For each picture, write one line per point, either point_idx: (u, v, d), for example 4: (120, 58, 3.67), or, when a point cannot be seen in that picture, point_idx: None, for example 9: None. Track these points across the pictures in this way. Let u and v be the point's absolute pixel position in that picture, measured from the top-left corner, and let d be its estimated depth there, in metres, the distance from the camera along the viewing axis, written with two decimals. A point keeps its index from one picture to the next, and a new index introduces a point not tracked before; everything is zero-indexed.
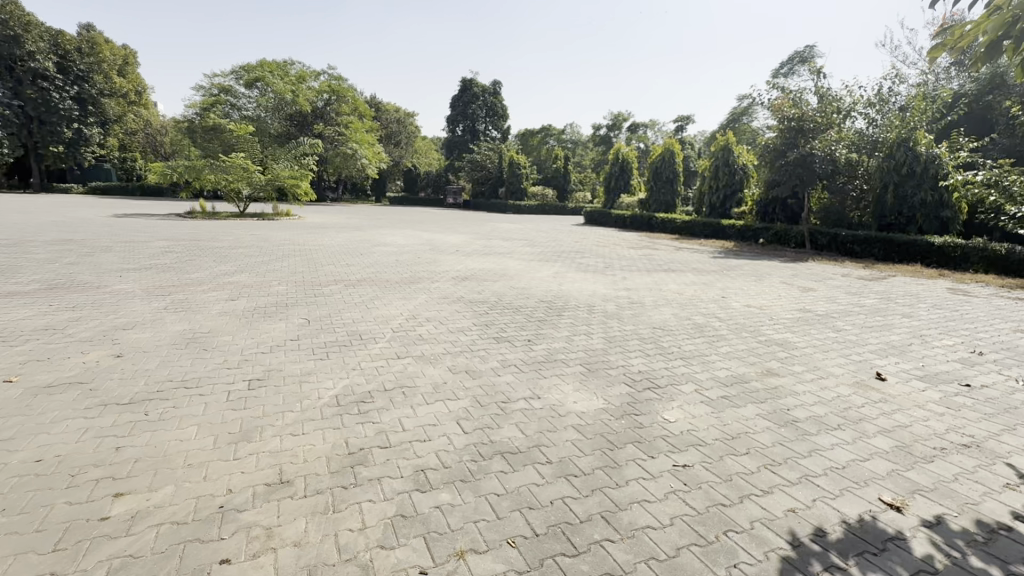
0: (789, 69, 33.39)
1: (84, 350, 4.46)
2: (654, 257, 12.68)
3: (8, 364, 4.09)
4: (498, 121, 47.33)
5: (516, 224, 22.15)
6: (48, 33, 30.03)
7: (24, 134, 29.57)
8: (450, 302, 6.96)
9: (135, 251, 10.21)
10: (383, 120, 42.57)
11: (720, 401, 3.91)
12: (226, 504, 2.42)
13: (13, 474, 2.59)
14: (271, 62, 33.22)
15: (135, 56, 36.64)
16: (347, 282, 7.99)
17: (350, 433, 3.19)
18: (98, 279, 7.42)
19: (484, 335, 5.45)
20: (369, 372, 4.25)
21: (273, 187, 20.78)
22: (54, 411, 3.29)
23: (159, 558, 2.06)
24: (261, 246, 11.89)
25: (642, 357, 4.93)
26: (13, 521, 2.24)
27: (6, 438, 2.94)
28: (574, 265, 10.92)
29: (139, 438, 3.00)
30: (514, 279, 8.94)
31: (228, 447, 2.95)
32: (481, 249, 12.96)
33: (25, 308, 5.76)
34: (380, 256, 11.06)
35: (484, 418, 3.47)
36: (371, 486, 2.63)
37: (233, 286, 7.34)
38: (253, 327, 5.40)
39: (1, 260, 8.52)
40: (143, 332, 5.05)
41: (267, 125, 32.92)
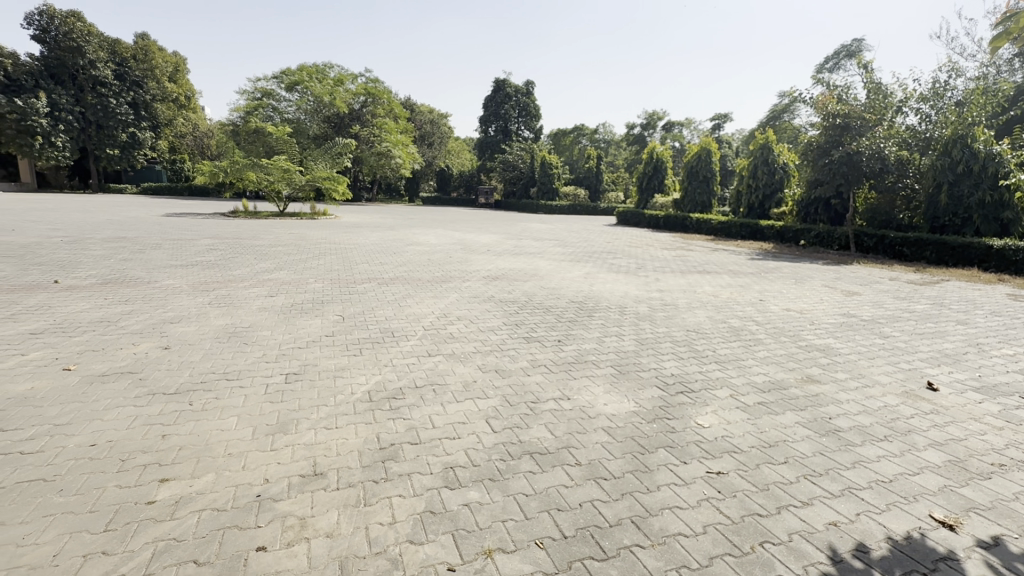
0: (835, 64, 32.06)
1: (135, 341, 4.70)
2: (688, 259, 12.42)
3: (67, 353, 4.36)
4: (531, 120, 47.33)
5: (547, 225, 22.06)
6: (107, 43, 31.90)
7: (85, 137, 31.50)
8: (481, 301, 6.99)
9: (183, 248, 10.70)
10: (417, 121, 43.26)
11: (757, 407, 3.79)
12: (263, 494, 2.50)
13: (70, 457, 2.75)
14: (311, 66, 34.23)
15: (185, 63, 38.51)
16: (380, 280, 8.14)
17: (382, 428, 3.24)
18: (149, 274, 7.82)
19: (514, 335, 5.44)
20: (401, 368, 4.31)
21: (311, 187, 21.46)
22: (107, 399, 3.48)
23: (199, 542, 2.14)
24: (299, 244, 12.26)
25: (675, 360, 4.82)
26: (69, 500, 2.38)
27: (64, 423, 3.13)
28: (605, 266, 10.77)
29: (183, 427, 3.14)
30: (545, 279, 8.90)
31: (266, 438, 3.05)
32: (512, 249, 12.96)
33: (83, 301, 6.12)
34: (412, 255, 11.22)
35: (513, 417, 3.47)
36: (401, 481, 2.66)
37: (273, 283, 7.60)
38: (291, 323, 5.57)
39: (62, 256, 9.10)
40: (189, 325, 5.29)
41: (306, 127, 34.01)
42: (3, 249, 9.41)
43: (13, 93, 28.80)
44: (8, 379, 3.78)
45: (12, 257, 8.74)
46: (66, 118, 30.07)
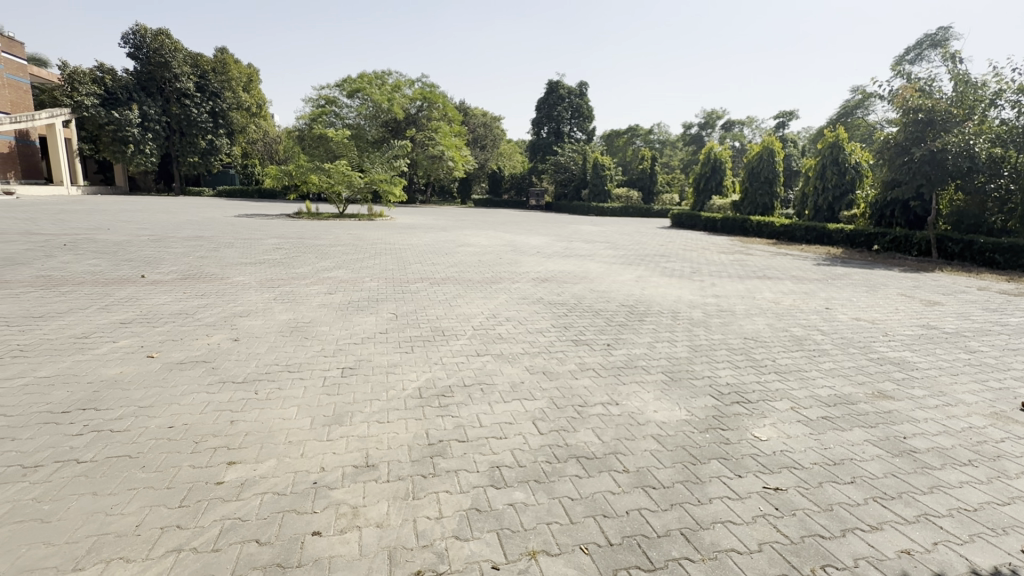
0: (917, 55, 29.69)
1: (209, 333, 5.08)
2: (747, 263, 11.89)
3: (151, 341, 4.76)
4: (584, 121, 47.02)
5: (598, 228, 21.81)
6: (190, 57, 34.57)
7: (170, 144, 34.32)
8: (530, 303, 7.01)
9: (252, 247, 11.42)
10: (470, 124, 43.98)
11: (820, 421, 3.56)
12: (319, 481, 2.62)
13: (152, 436, 3.01)
14: (371, 74, 35.61)
15: (258, 74, 41.22)
16: (432, 280, 8.34)
17: (431, 424, 3.32)
18: (222, 271, 8.40)
19: (561, 337, 5.41)
20: (450, 367, 4.40)
21: (370, 189, 22.34)
22: (184, 385, 3.78)
23: (260, 523, 2.27)
24: (357, 244, 12.78)
25: (731, 369, 4.61)
26: (150, 476, 2.60)
27: (148, 405, 3.44)
28: (658, 269, 10.49)
29: (249, 414, 3.36)
30: (595, 282, 8.80)
31: (323, 428, 3.21)
32: (562, 252, 12.88)
33: (165, 294, 6.68)
34: (463, 256, 11.42)
35: (560, 420, 3.45)
36: (448, 477, 2.72)
37: (332, 281, 7.95)
38: (348, 320, 5.81)
39: (149, 253, 9.95)
40: (256, 319, 5.65)
41: (365, 132, 35.43)
42: (100, 246, 10.41)
43: (110, 105, 31.67)
44: (103, 363, 4.18)
45: (106, 253, 9.66)
46: (154, 128, 32.85)
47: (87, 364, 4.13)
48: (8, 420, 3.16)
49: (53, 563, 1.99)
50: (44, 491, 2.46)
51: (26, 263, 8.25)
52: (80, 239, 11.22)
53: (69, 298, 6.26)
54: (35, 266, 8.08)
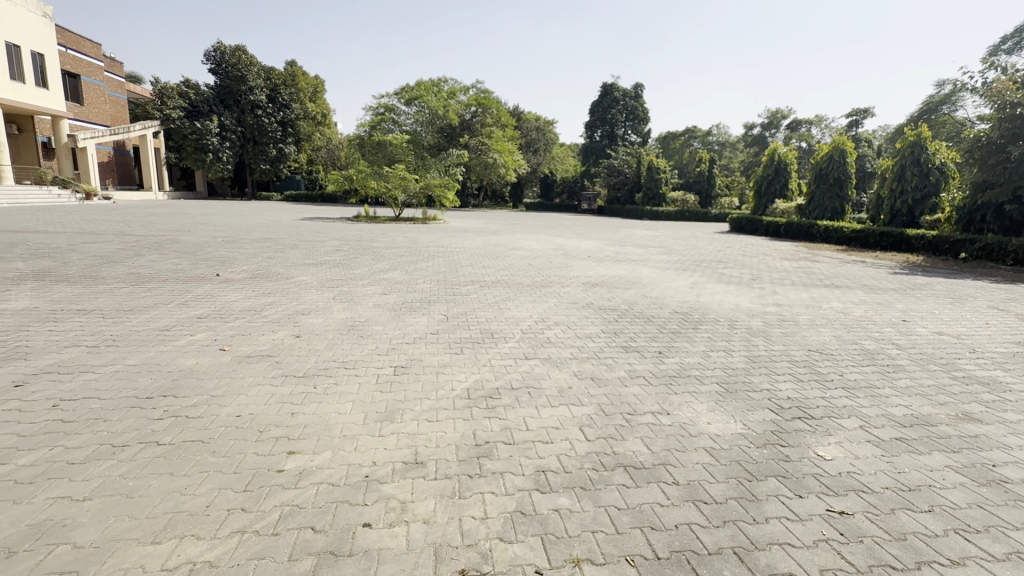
0: (1015, 44, 27.02)
1: (274, 329, 5.40)
2: (813, 271, 11.20)
3: (223, 336, 5.12)
4: (639, 124, 46.21)
5: (652, 232, 21.27)
6: (264, 70, 36.99)
7: (244, 152, 36.85)
8: (580, 307, 6.94)
9: (315, 249, 12.02)
10: (523, 128, 43.14)
11: (894, 443, 3.30)
12: (370, 475, 2.72)
13: (222, 424, 3.24)
14: (428, 82, 36.56)
15: (323, 85, 43.50)
16: (482, 283, 8.45)
17: (478, 425, 3.36)
18: (287, 271, 8.89)
19: (611, 343, 5.32)
20: (499, 369, 4.44)
21: (425, 193, 22.93)
22: (250, 377, 4.03)
23: (316, 511, 2.39)
24: (411, 246, 13.19)
25: (793, 382, 4.37)
26: (220, 461, 2.80)
27: (219, 394, 3.70)
28: (715, 276, 10.10)
29: (309, 407, 3.54)
30: (647, 287, 8.59)
31: (375, 424, 3.33)
32: (613, 256, 12.67)
33: (237, 292, 7.16)
34: (513, 259, 11.49)
35: (608, 428, 3.38)
36: (494, 479, 2.73)
37: (387, 283, 8.23)
38: (401, 320, 5.99)
39: (224, 253, 10.70)
40: (316, 317, 5.95)
41: (421, 138, 36.54)
42: (182, 246, 11.32)
43: (193, 117, 34.39)
44: (182, 354, 4.54)
45: (187, 253, 10.49)
46: (231, 137, 35.42)
47: (169, 355, 4.51)
48: (102, 402, 3.51)
49: (134, 534, 2.18)
50: (129, 468, 2.70)
51: (120, 261, 9.10)
52: (165, 240, 12.24)
53: (155, 293, 6.85)
54: (127, 264, 8.89)
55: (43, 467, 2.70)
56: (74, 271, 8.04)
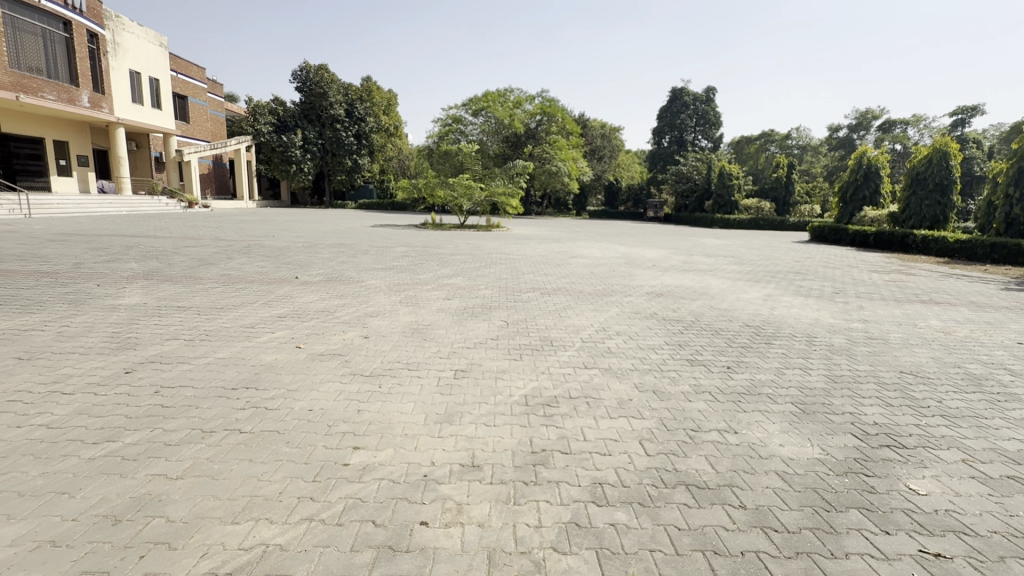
0: None
1: (345, 329, 5.72)
2: (907, 285, 10.19)
3: (300, 334, 5.48)
4: (709, 128, 44.58)
5: (722, 241, 20.31)
6: (343, 87, 39.46)
7: (323, 163, 39.42)
8: (643, 317, 6.75)
9: (384, 254, 12.59)
10: (588, 136, 42.72)
11: (1004, 482, 2.91)
12: (429, 475, 2.79)
13: (295, 417, 3.46)
14: (495, 92, 37.38)
15: (396, 98, 45.63)
16: (544, 291, 8.45)
17: (535, 433, 3.36)
18: (358, 275, 9.37)
19: (675, 356, 5.13)
20: (557, 377, 4.41)
21: (489, 201, 23.37)
22: (322, 374, 4.29)
23: (377, 505, 2.49)
24: (475, 253, 13.46)
25: (880, 407, 3.98)
26: (291, 452, 2.99)
27: (294, 388, 3.97)
28: (791, 288, 9.46)
29: (373, 405, 3.70)
30: (715, 299, 8.21)
31: (434, 425, 3.41)
32: (681, 266, 12.21)
33: (314, 294, 7.64)
34: (575, 267, 11.41)
35: (669, 443, 3.26)
36: (549, 487, 2.71)
37: (450, 288, 8.45)
38: (462, 325, 6.12)
39: (303, 257, 11.48)
40: (384, 320, 6.23)
41: (488, 147, 37.39)
42: (267, 250, 12.28)
43: (281, 131, 37.21)
44: (263, 350, 4.90)
45: (271, 257, 11.34)
46: (313, 149, 38.04)
47: (252, 350, 4.89)
48: (195, 390, 3.87)
49: (217, 513, 2.38)
50: (215, 452, 2.95)
51: (215, 263, 10.01)
52: (253, 245, 13.33)
53: (242, 293, 7.47)
54: (221, 266, 9.76)
55: (144, 446, 3.01)
56: (176, 272, 8.95)
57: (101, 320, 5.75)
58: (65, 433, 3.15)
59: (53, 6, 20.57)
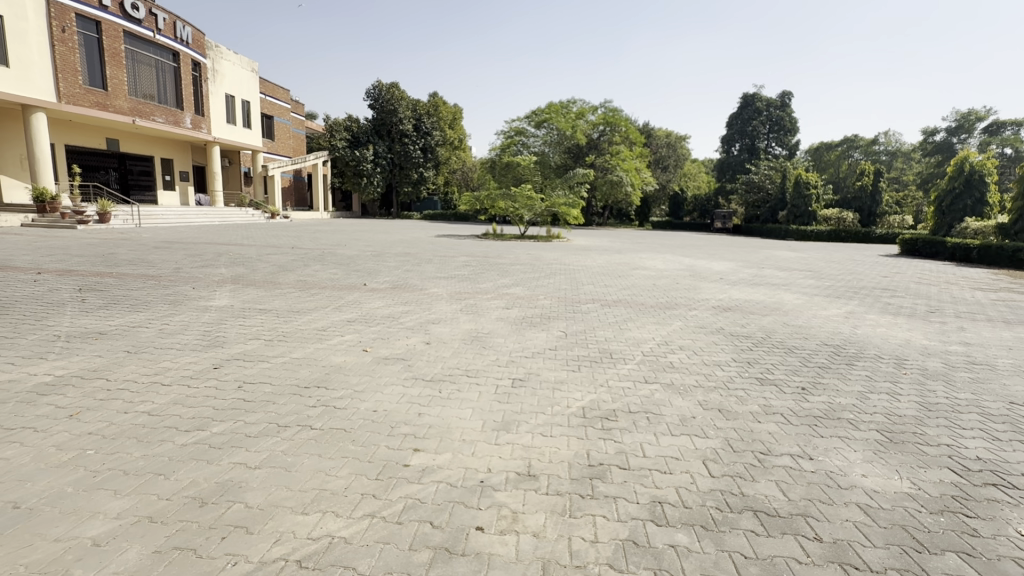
0: None
1: (408, 335, 5.94)
2: (1019, 304, 9.07)
3: (367, 338, 5.75)
4: (784, 135, 42.30)
5: (797, 254, 19.07)
6: (412, 104, 41.28)
7: (392, 176, 41.29)
8: (709, 332, 6.47)
9: (447, 263, 12.95)
10: (652, 145, 41.87)
11: None
12: (485, 481, 2.82)
13: (360, 417, 3.63)
14: (557, 104, 37.56)
15: (461, 113, 47.04)
16: (604, 302, 8.33)
17: (593, 446, 3.30)
18: (422, 283, 9.69)
19: (743, 373, 4.86)
20: (616, 391, 4.31)
21: (550, 212, 23.42)
22: (386, 377, 4.48)
23: (435, 507, 2.55)
24: (534, 263, 13.52)
25: (985, 441, 3.54)
26: (356, 450, 3.13)
27: (360, 389, 4.17)
28: (877, 305, 8.71)
29: (433, 409, 3.80)
30: (789, 315, 7.73)
31: (491, 432, 3.45)
32: (750, 279, 11.59)
33: (380, 300, 8.01)
34: (637, 279, 11.16)
35: (736, 465, 3.09)
36: (606, 502, 2.66)
37: (510, 297, 8.53)
38: (522, 334, 6.17)
39: (371, 265, 12.07)
40: (445, 327, 6.41)
41: (549, 158, 37.57)
42: (339, 258, 13.01)
43: (354, 146, 39.44)
44: (333, 352, 5.20)
45: (342, 264, 12.01)
46: (382, 163, 39.95)
47: (324, 352, 5.20)
48: (274, 387, 4.18)
49: (289, 503, 2.54)
50: (289, 446, 3.16)
51: (292, 270, 10.75)
52: (326, 253, 14.18)
53: (316, 298, 7.96)
54: (298, 272, 10.46)
55: (228, 436, 3.28)
56: (259, 277, 9.70)
57: (195, 319, 6.34)
58: (163, 420, 3.49)
59: (165, 39, 23.18)
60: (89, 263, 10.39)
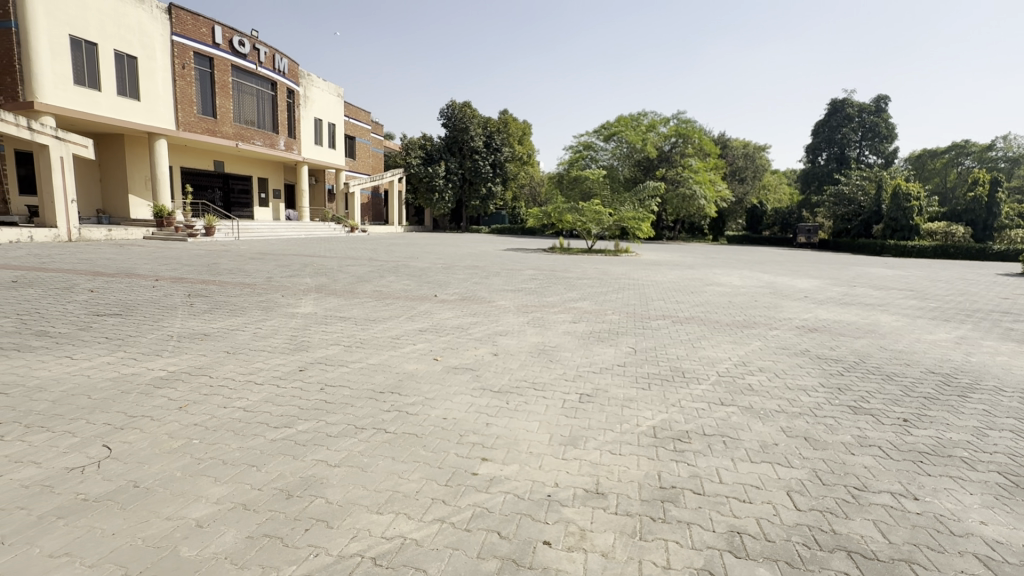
0: None
1: (476, 346, 6.07)
2: None
3: (437, 348, 5.94)
4: (880, 142, 38.95)
5: (896, 272, 17.29)
6: (483, 122, 42.61)
7: (462, 192, 42.61)
8: (792, 354, 6.05)
9: (514, 276, 13.09)
10: (728, 156, 40.09)
11: None
12: (552, 495, 2.80)
13: (430, 424, 3.74)
14: (627, 117, 37.16)
15: (529, 129, 47.81)
16: (675, 319, 8.04)
17: (665, 467, 3.18)
18: (490, 296, 9.87)
19: (833, 401, 4.46)
20: (689, 412, 4.12)
21: (618, 226, 23.08)
22: (454, 387, 4.58)
23: (502, 517, 2.56)
24: (602, 278, 13.32)
25: None
26: (427, 456, 3.22)
27: (431, 397, 4.30)
28: (995, 330, 7.71)
29: (501, 420, 3.85)
30: (886, 338, 7.04)
31: (559, 446, 3.42)
32: (840, 298, 10.71)
33: (450, 311, 8.24)
34: (711, 295, 10.68)
35: (826, 500, 2.84)
36: (679, 528, 2.54)
37: (578, 312, 8.46)
38: (589, 348, 6.09)
39: (441, 277, 12.48)
40: (512, 339, 6.48)
41: (618, 172, 37.08)
42: (412, 270, 13.59)
43: (428, 163, 41.20)
44: (406, 360, 5.42)
45: (414, 276, 12.52)
46: (454, 179, 41.35)
47: (397, 359, 5.44)
48: (352, 390, 4.43)
49: (365, 502, 2.66)
50: (366, 447, 3.32)
51: (369, 281, 11.34)
52: (400, 265, 14.85)
53: (391, 308, 8.35)
54: (374, 283, 11.04)
55: (311, 434, 3.50)
56: (340, 287, 10.35)
57: (284, 325, 6.88)
58: (256, 416, 3.81)
59: (265, 71, 25.67)
60: (196, 272, 11.60)
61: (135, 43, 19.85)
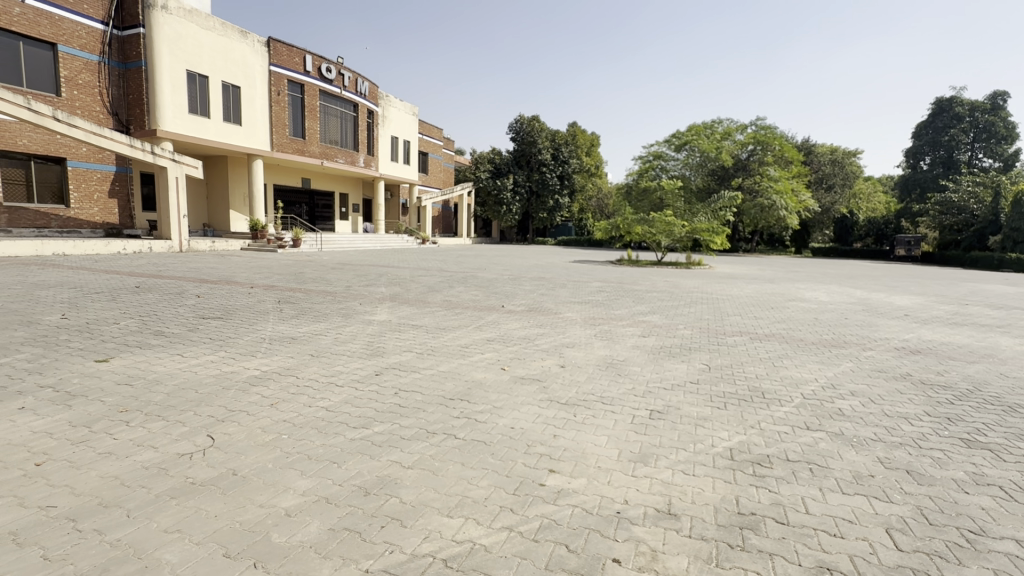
0: None
1: (544, 357, 6.07)
2: None
3: (504, 358, 6.02)
4: (997, 143, 34.73)
5: (1018, 288, 15.28)
6: (550, 134, 42.86)
7: (530, 204, 42.97)
8: (890, 377, 5.49)
9: (581, 288, 12.97)
10: (813, 163, 37.36)
11: None
12: (622, 512, 2.74)
13: (497, 432, 3.79)
14: (700, 125, 35.98)
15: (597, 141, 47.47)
16: (753, 335, 7.58)
17: (743, 492, 3.00)
18: (556, 307, 9.83)
19: (943, 432, 3.99)
20: (770, 435, 3.86)
21: (690, 238, 22.23)
22: (521, 397, 4.61)
23: (571, 531, 2.54)
24: (673, 291, 12.85)
25: None
26: (495, 464, 3.27)
27: (499, 406, 4.36)
28: None
29: (568, 432, 3.82)
30: (1008, 364, 6.20)
31: (629, 463, 3.34)
32: (949, 317, 9.58)
33: (516, 322, 8.32)
34: (794, 312, 9.95)
35: (933, 542, 2.54)
36: (760, 558, 2.39)
37: (647, 325, 8.23)
38: (659, 364, 5.90)
39: (507, 288, 12.62)
40: (579, 351, 6.42)
41: (691, 182, 35.81)
42: (479, 281, 13.86)
43: (496, 177, 42.01)
44: (474, 368, 5.55)
45: (482, 286, 12.77)
46: (521, 192, 41.81)
47: (466, 367, 5.58)
48: (423, 396, 4.59)
49: (436, 505, 2.75)
50: (437, 452, 3.43)
51: (439, 290, 11.70)
52: (467, 276, 15.21)
53: (459, 317, 8.58)
54: (444, 293, 11.39)
55: (387, 436, 3.68)
56: (411, 296, 10.77)
57: (361, 331, 7.28)
58: (337, 415, 4.06)
59: (349, 94, 27.55)
60: (284, 280, 12.58)
61: (239, 75, 22.15)
